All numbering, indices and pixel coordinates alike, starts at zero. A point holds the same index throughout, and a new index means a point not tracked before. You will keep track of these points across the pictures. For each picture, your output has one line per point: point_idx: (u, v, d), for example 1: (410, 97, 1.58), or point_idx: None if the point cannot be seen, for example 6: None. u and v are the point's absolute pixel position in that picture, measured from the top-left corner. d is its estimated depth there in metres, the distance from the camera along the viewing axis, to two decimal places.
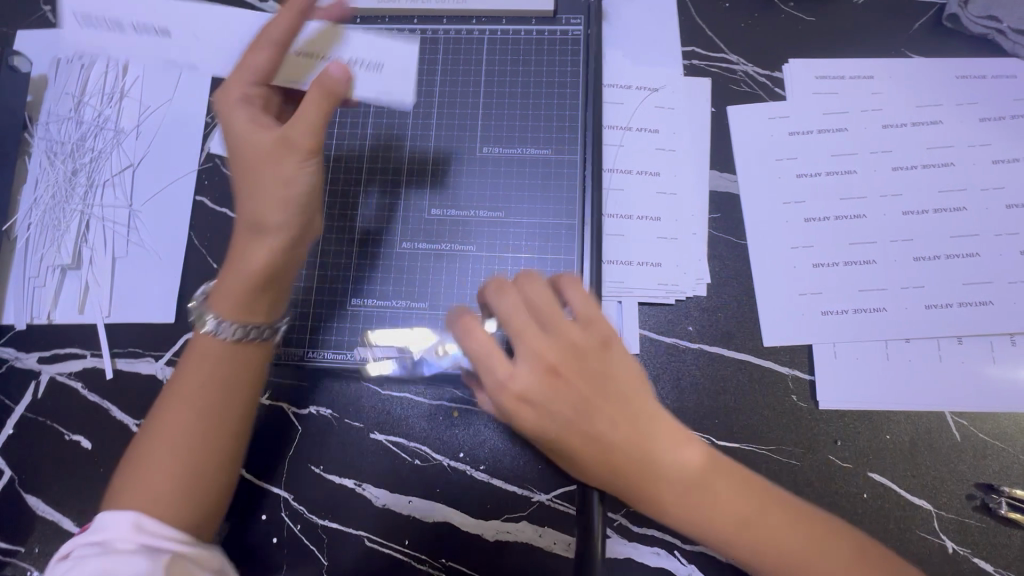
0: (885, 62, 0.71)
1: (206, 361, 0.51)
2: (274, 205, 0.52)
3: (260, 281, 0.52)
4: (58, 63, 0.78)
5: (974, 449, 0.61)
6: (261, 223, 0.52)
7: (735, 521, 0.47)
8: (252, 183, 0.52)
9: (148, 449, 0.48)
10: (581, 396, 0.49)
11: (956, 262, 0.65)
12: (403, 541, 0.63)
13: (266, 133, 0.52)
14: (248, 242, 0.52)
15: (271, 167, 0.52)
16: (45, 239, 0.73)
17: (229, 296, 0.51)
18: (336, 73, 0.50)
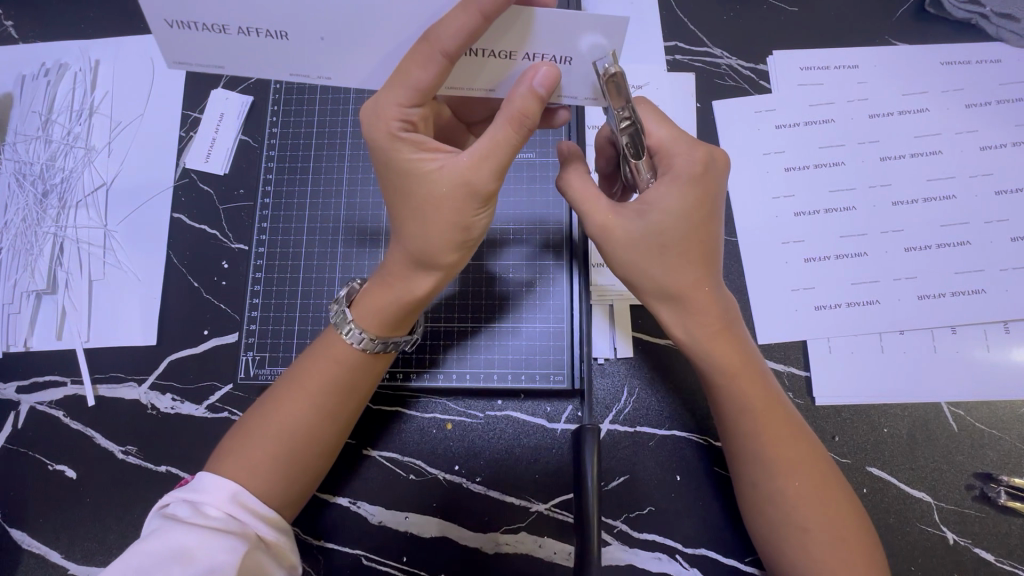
0: (869, 51, 0.70)
1: (336, 364, 0.52)
2: (437, 240, 0.48)
3: (405, 308, 0.52)
4: (23, 81, 0.76)
5: (971, 439, 0.61)
6: (425, 260, 0.50)
7: (793, 480, 0.50)
8: (405, 217, 0.48)
9: (267, 426, 0.51)
10: (697, 300, 0.51)
11: (948, 251, 0.64)
12: (400, 558, 0.62)
13: (444, 170, 0.46)
14: (405, 274, 0.51)
15: (429, 205, 0.47)
16: (18, 264, 0.70)
17: (371, 313, 0.52)
18: (532, 97, 0.43)
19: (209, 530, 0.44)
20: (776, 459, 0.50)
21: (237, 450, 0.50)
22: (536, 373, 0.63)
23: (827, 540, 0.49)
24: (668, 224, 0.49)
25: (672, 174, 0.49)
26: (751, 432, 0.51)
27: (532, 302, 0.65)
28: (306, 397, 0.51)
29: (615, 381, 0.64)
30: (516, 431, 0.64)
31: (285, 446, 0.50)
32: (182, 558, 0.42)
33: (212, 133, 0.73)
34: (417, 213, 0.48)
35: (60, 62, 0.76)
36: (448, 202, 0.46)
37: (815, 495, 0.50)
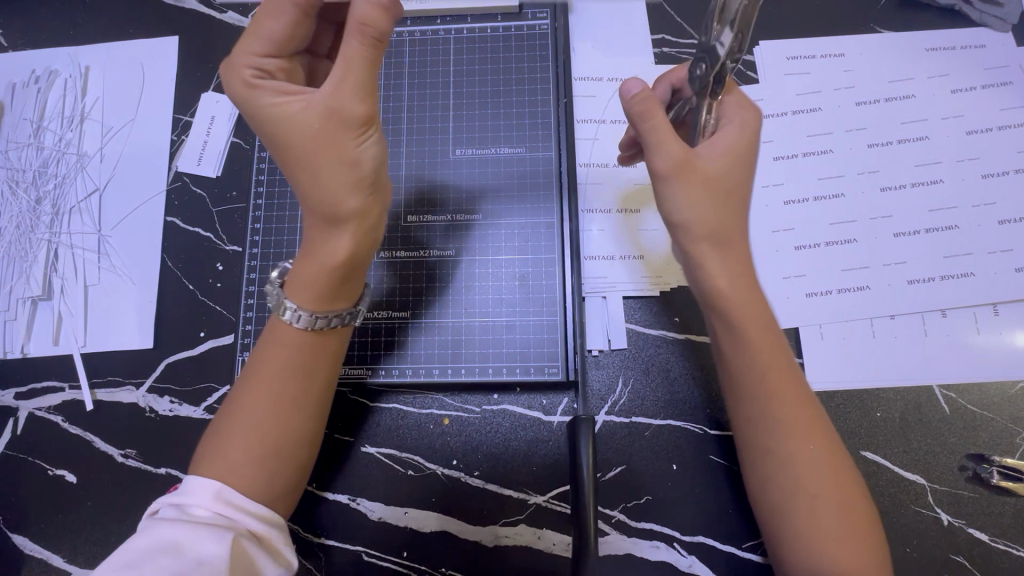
0: (855, 39, 0.71)
1: (285, 345, 0.53)
2: (336, 181, 0.48)
3: (331, 279, 0.50)
4: (13, 88, 0.76)
5: (963, 421, 0.61)
6: (333, 215, 0.49)
7: (813, 444, 0.50)
8: (291, 151, 0.48)
9: (229, 427, 0.51)
10: (739, 254, 0.51)
11: (936, 236, 0.65)
12: (401, 553, 0.62)
13: (314, 119, 0.47)
14: (325, 233, 0.51)
15: (309, 138, 0.47)
16: (13, 271, 0.71)
17: (305, 287, 0.51)
18: (374, 9, 0.45)
19: (200, 524, 0.45)
20: (789, 424, 0.50)
21: (214, 450, 0.50)
22: (531, 367, 0.64)
23: (835, 508, 0.49)
24: (700, 192, 0.49)
25: (712, 150, 0.51)
26: (768, 397, 0.50)
27: (526, 296, 0.65)
28: (267, 383, 0.52)
29: (610, 373, 0.64)
30: (513, 425, 0.64)
31: (257, 437, 0.50)
32: (174, 550, 0.43)
33: (203, 136, 0.73)
34: (306, 150, 0.48)
35: (50, 69, 0.76)
36: (320, 129, 0.47)
37: (825, 461, 0.50)
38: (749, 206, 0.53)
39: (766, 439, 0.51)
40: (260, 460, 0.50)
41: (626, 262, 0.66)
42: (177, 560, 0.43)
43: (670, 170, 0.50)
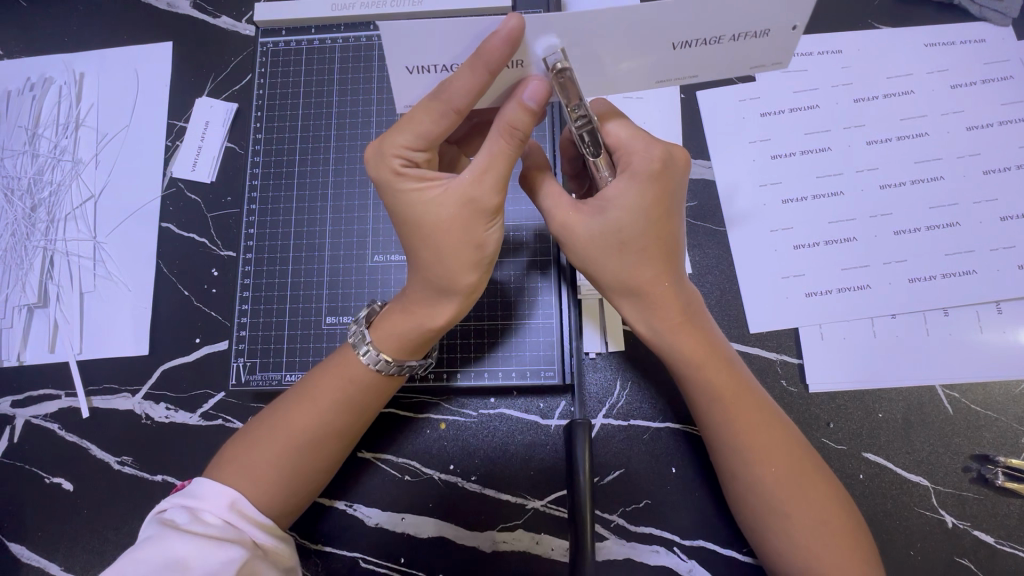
0: (852, 36, 0.70)
1: (348, 381, 0.54)
2: (462, 265, 0.48)
3: (418, 337, 0.53)
4: (9, 96, 0.76)
5: (966, 421, 0.61)
6: (448, 288, 0.50)
7: (786, 472, 0.50)
8: (417, 234, 0.48)
9: (258, 451, 0.51)
10: (659, 296, 0.51)
11: (936, 234, 0.64)
12: (398, 560, 0.62)
13: (441, 196, 0.46)
14: (428, 301, 0.51)
15: (438, 227, 0.47)
16: (10, 279, 0.71)
17: (393, 337, 0.53)
18: (526, 112, 0.43)
19: (206, 540, 0.45)
20: (751, 450, 0.51)
21: (241, 457, 0.51)
22: (528, 370, 0.62)
23: (811, 532, 0.49)
24: (630, 220, 0.48)
25: (628, 171, 0.48)
26: (726, 426, 0.51)
27: (521, 299, 0.64)
28: (313, 414, 0.52)
29: (607, 376, 0.64)
30: (510, 429, 0.63)
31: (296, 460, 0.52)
32: (179, 567, 0.43)
33: (197, 141, 0.73)
34: (439, 239, 0.47)
35: (45, 76, 0.76)
36: (457, 222, 0.46)
37: (792, 473, 0.50)
38: (678, 238, 0.52)
39: (735, 470, 0.52)
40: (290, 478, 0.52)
41: None
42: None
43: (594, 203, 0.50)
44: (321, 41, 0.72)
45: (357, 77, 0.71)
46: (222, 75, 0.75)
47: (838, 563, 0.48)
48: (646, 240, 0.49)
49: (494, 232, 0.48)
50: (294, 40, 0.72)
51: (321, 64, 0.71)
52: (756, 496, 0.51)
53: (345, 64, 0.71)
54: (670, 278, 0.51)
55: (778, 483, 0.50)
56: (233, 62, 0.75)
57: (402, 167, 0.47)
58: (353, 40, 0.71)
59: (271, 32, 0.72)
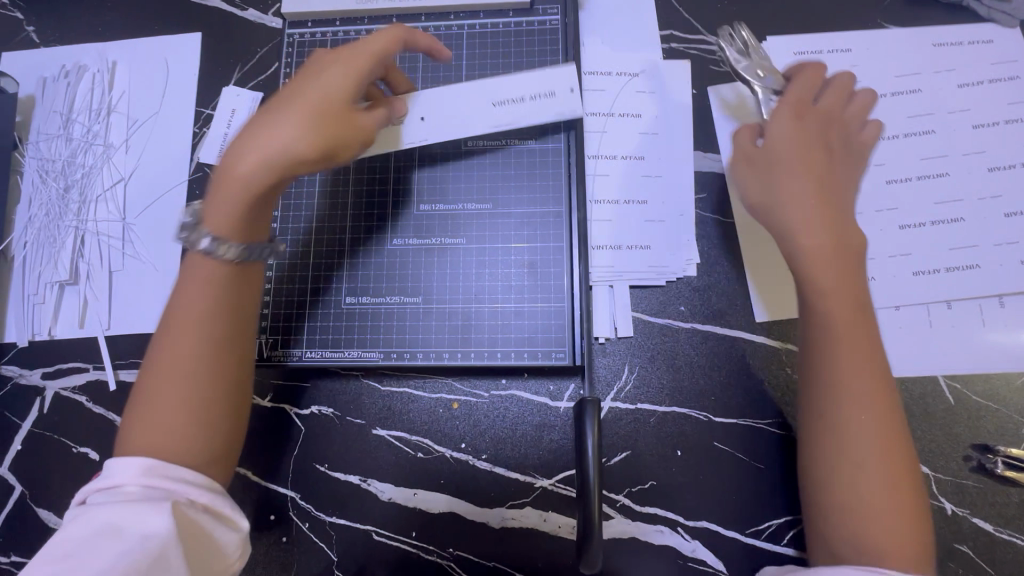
0: (862, 35, 0.72)
1: (207, 284, 0.52)
2: (298, 135, 0.53)
3: (247, 201, 0.52)
4: (44, 82, 0.79)
5: (968, 411, 0.62)
6: (268, 153, 0.52)
7: (883, 448, 0.48)
8: (282, 106, 0.55)
9: (164, 379, 0.51)
10: (829, 249, 0.52)
11: (941, 229, 0.65)
12: (410, 533, 0.64)
13: (296, 91, 0.56)
14: (246, 167, 0.52)
15: (299, 102, 0.54)
16: (42, 256, 0.74)
17: (225, 198, 0.53)
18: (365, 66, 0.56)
19: (133, 503, 0.45)
20: (847, 419, 0.49)
21: (152, 408, 0.50)
22: (539, 352, 0.63)
23: (884, 510, 0.47)
24: (797, 181, 0.54)
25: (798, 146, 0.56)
26: (822, 390, 0.50)
27: (534, 283, 0.64)
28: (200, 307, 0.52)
29: (616, 360, 0.66)
30: (521, 410, 0.65)
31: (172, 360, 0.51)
32: (112, 532, 0.44)
33: (224, 128, 0.76)
34: (291, 112, 0.54)
35: (79, 64, 0.79)
36: (319, 101, 0.54)
37: (885, 446, 0.48)
38: (848, 207, 0.55)
39: (829, 444, 0.49)
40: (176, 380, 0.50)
41: (634, 252, 0.67)
42: (119, 542, 0.43)
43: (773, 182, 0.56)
44: (345, 33, 0.74)
45: None
46: (249, 65, 0.78)
47: (895, 536, 0.46)
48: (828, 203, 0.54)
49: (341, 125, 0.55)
50: (319, 32, 0.74)
51: None
52: (836, 472, 0.49)
53: None
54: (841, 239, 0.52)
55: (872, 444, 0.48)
56: (260, 53, 0.78)
57: (317, 66, 0.58)
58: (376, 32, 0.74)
59: (298, 24, 0.75)
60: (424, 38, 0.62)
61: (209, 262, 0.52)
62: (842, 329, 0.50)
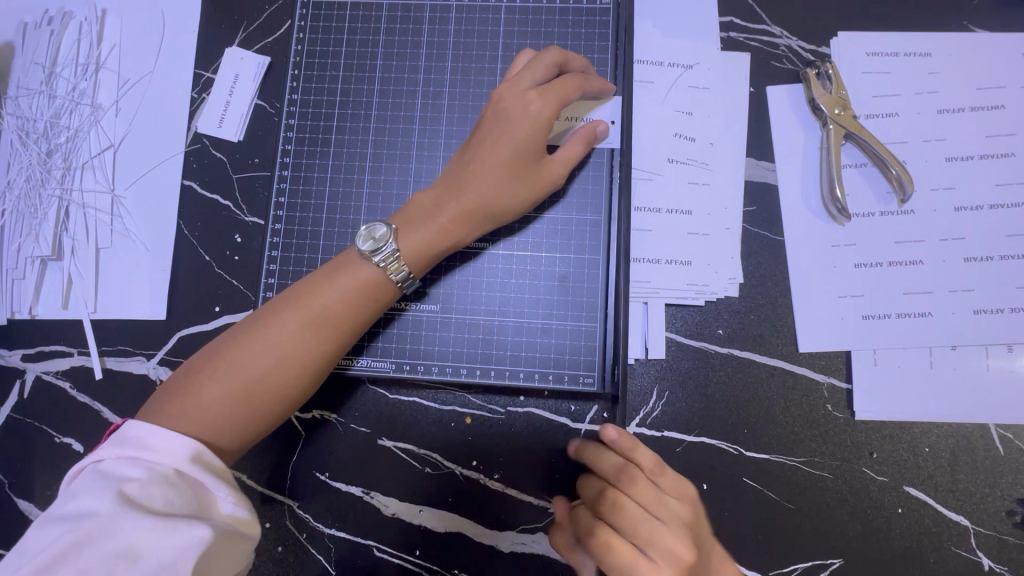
0: (945, 38, 0.64)
1: (354, 298, 0.53)
2: (509, 199, 0.55)
3: (449, 251, 0.56)
4: (25, 29, 0.71)
5: (1017, 463, 0.58)
6: (490, 211, 0.55)
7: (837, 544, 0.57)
8: (487, 164, 0.54)
9: (256, 360, 0.50)
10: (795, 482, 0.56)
11: (1010, 263, 0.60)
12: (414, 552, 0.60)
13: (517, 140, 0.54)
14: (462, 222, 0.55)
15: (507, 162, 0.54)
16: (23, 228, 0.67)
17: (423, 241, 0.54)
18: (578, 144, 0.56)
19: (160, 523, 0.41)
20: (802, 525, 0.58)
21: (232, 376, 0.50)
22: (565, 375, 0.58)
23: None
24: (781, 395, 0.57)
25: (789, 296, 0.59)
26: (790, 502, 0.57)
27: (564, 298, 0.59)
28: (336, 323, 0.52)
29: (644, 383, 0.61)
30: (538, 429, 0.61)
31: (270, 361, 0.50)
32: (131, 553, 0.40)
33: (226, 96, 0.68)
34: (510, 171, 0.54)
35: (64, 10, 0.71)
36: (522, 163, 0.54)
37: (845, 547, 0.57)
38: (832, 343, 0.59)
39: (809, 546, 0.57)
40: (285, 372, 0.51)
41: (671, 267, 0.62)
42: (134, 569, 0.40)
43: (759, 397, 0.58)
44: None
45: (405, 40, 0.64)
46: (256, 24, 0.69)
47: None
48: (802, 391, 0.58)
49: (549, 185, 0.56)
50: None
51: (367, 23, 0.65)
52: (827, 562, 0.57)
53: (393, 24, 0.65)
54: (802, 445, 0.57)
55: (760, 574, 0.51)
56: (269, 10, 0.69)
57: (505, 107, 0.54)
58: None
59: None
60: (578, 60, 0.57)
61: (371, 270, 0.53)
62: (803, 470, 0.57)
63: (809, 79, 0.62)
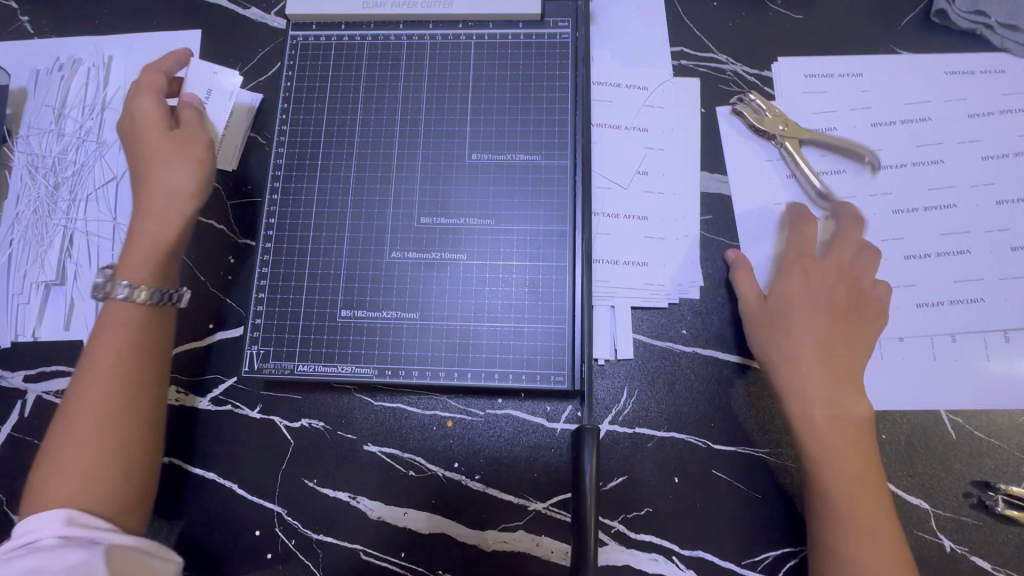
0: (873, 60, 0.71)
1: (126, 335, 0.56)
2: (174, 182, 0.61)
3: (167, 254, 0.60)
4: (37, 75, 0.77)
5: (968, 446, 0.61)
6: (167, 197, 0.61)
7: (852, 439, 0.56)
8: (145, 172, 0.62)
9: (73, 431, 0.52)
10: (836, 386, 0.57)
11: (947, 260, 0.65)
12: (399, 554, 0.62)
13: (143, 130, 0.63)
14: (150, 219, 0.60)
15: (154, 151, 0.62)
16: (29, 255, 0.71)
17: (138, 267, 0.58)
18: None
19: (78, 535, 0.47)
20: (829, 455, 0.56)
21: (63, 455, 0.51)
22: (537, 374, 0.61)
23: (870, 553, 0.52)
24: (813, 328, 0.60)
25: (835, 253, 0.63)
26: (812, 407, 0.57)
27: (535, 303, 0.63)
28: (115, 370, 0.54)
29: (615, 383, 0.64)
30: (517, 429, 0.64)
31: (83, 434, 0.52)
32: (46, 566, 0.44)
33: None
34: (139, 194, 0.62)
35: (74, 57, 0.77)
36: (160, 141, 0.62)
37: (867, 488, 0.55)
38: (879, 297, 0.62)
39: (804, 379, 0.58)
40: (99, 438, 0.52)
41: (635, 272, 0.66)
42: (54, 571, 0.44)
43: (774, 304, 0.62)
44: (350, 37, 0.72)
45: (385, 74, 0.70)
46: (250, 65, 0.76)
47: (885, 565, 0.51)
48: (802, 319, 0.60)
49: None
50: (324, 35, 0.72)
51: (350, 61, 0.71)
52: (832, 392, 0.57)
53: (374, 60, 0.71)
54: (853, 359, 0.59)
55: (866, 521, 0.53)
56: (262, 52, 0.76)
57: (133, 128, 0.64)
58: (382, 38, 0.71)
59: (302, 26, 0.72)
60: None
61: (123, 307, 0.57)
62: (834, 367, 0.58)
63: (739, 109, 0.69)
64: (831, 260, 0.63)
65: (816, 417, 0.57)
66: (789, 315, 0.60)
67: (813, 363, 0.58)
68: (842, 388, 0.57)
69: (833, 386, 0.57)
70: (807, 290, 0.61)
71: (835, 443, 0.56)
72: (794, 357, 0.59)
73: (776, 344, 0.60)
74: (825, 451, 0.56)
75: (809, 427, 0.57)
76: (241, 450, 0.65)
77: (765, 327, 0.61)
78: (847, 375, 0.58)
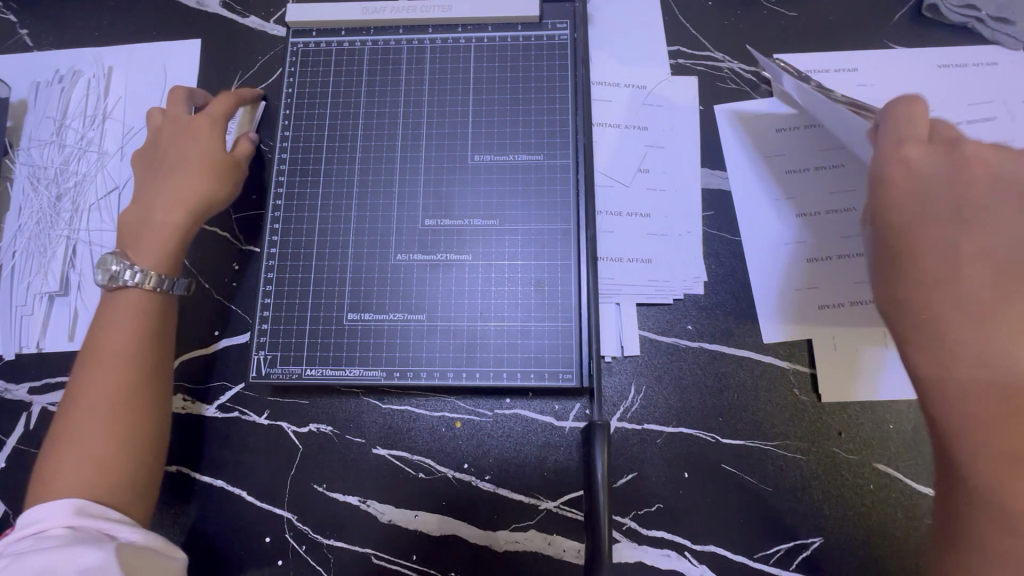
0: (868, 55, 0.72)
1: (139, 320, 0.58)
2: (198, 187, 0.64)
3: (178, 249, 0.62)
4: (38, 87, 0.77)
5: None
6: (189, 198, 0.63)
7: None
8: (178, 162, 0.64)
9: (85, 417, 0.54)
10: (975, 313, 0.45)
11: None
12: (411, 557, 0.62)
13: (193, 126, 0.66)
14: (168, 210, 0.63)
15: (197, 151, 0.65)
16: (32, 266, 0.71)
17: (149, 251, 0.61)
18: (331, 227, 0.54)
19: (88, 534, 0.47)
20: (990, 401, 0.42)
21: (75, 442, 0.52)
22: (546, 372, 0.61)
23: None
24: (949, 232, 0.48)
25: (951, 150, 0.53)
26: (955, 333, 0.45)
27: (541, 301, 0.63)
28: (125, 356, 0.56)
29: (622, 380, 0.65)
30: (526, 428, 0.64)
31: (99, 421, 0.53)
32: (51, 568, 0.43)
33: None
34: (151, 177, 0.65)
35: (74, 69, 0.77)
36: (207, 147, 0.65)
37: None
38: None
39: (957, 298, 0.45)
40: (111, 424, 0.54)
41: (639, 270, 0.66)
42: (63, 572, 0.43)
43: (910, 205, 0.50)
44: (350, 43, 0.72)
45: (385, 79, 0.71)
46: (250, 72, 0.76)
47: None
48: (937, 227, 0.49)
49: None
50: (324, 41, 0.72)
51: (350, 66, 0.72)
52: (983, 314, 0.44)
53: (374, 65, 0.71)
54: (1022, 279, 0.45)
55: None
56: (262, 60, 0.76)
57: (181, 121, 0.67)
58: (382, 43, 0.72)
59: (302, 33, 0.73)
60: None
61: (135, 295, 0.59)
62: (991, 274, 0.45)
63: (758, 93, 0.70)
64: (964, 162, 0.51)
65: (958, 336, 0.44)
66: (905, 222, 0.50)
67: (971, 269, 0.46)
68: (996, 323, 0.44)
69: (986, 314, 0.44)
70: (937, 209, 0.50)
71: (1002, 423, 0.41)
72: (925, 276, 0.47)
73: (921, 292, 0.47)
74: (970, 390, 0.43)
75: (962, 401, 0.43)
76: (250, 456, 0.65)
77: (889, 261, 0.50)
78: (1009, 294, 0.44)
